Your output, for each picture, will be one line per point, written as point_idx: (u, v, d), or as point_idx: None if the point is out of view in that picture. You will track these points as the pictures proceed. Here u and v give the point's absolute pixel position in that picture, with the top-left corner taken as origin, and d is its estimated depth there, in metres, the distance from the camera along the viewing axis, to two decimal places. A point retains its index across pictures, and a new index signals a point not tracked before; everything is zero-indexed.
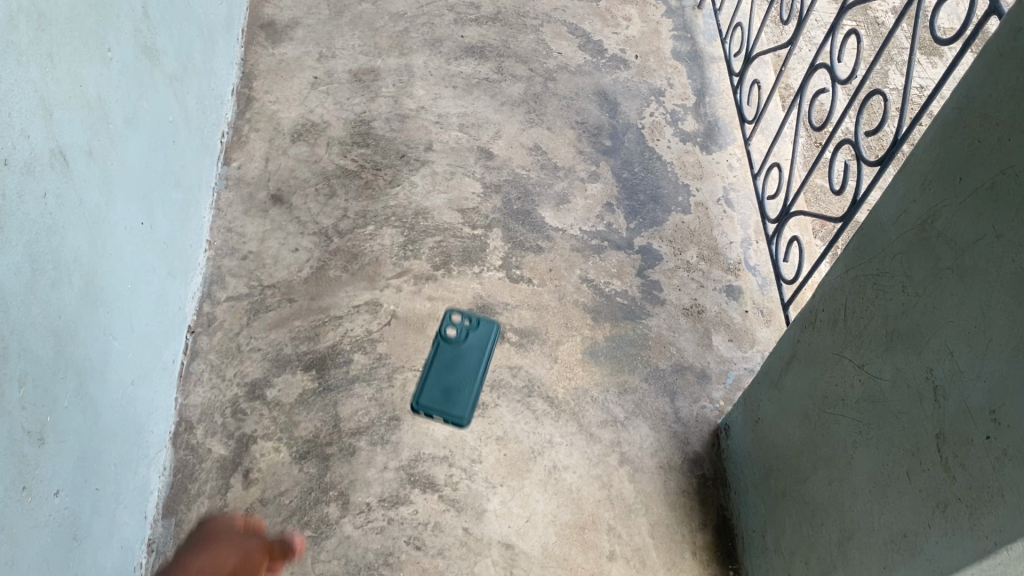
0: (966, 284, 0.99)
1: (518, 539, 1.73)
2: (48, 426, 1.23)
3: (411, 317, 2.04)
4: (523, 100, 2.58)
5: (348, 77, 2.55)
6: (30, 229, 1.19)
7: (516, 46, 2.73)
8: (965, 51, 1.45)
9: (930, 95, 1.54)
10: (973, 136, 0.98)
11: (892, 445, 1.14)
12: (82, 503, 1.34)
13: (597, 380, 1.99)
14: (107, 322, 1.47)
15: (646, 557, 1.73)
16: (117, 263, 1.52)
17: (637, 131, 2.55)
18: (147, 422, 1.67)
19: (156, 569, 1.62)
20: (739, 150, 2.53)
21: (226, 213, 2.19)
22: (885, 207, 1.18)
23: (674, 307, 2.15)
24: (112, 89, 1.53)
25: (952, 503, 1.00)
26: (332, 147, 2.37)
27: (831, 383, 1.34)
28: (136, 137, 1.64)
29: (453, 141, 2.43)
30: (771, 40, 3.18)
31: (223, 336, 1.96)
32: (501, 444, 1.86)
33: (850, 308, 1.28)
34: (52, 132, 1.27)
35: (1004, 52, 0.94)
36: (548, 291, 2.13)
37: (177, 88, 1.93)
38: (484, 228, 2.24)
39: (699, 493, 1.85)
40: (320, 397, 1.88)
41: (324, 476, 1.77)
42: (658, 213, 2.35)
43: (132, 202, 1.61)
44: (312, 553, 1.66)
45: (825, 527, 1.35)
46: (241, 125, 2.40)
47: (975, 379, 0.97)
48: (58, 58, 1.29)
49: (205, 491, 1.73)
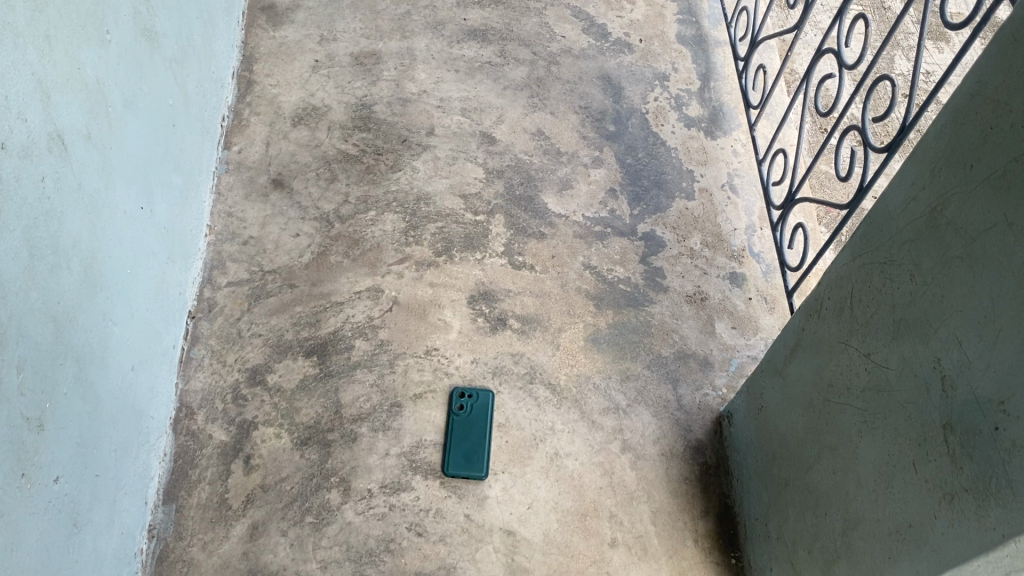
0: (976, 273, 0.98)
1: (519, 526, 1.73)
2: (48, 412, 1.23)
3: (413, 303, 2.03)
4: (526, 84, 2.55)
5: (349, 60, 2.52)
6: (28, 214, 1.18)
7: (519, 29, 2.69)
8: (974, 37, 1.42)
9: (938, 82, 1.51)
10: (984, 123, 0.96)
11: (898, 435, 1.13)
12: (82, 489, 1.34)
13: (599, 367, 1.98)
14: (106, 307, 1.46)
15: (648, 544, 1.73)
16: (116, 247, 1.51)
17: (641, 116, 2.52)
18: (147, 408, 1.66)
19: (156, 555, 1.63)
20: (744, 135, 2.50)
21: (227, 198, 2.17)
22: (894, 195, 1.17)
23: (677, 294, 2.14)
24: (111, 72, 1.51)
25: (959, 494, 0.99)
26: (333, 131, 2.35)
27: (836, 372, 1.33)
28: (135, 121, 1.62)
29: (455, 126, 2.41)
30: (777, 24, 3.14)
31: (223, 321, 1.95)
32: (503, 431, 1.85)
33: (856, 296, 1.27)
34: (50, 115, 1.25)
35: (1018, 37, 0.92)
36: (550, 278, 2.12)
37: (177, 71, 1.91)
38: (486, 214, 2.22)
39: (701, 481, 1.84)
40: (321, 383, 1.88)
41: (326, 462, 1.76)
42: (661, 199, 2.33)
43: (131, 186, 1.60)
44: (313, 540, 1.66)
45: (829, 517, 1.35)
46: (241, 109, 2.37)
47: (983, 370, 0.95)
48: (55, 39, 1.27)
49: (206, 477, 1.72)
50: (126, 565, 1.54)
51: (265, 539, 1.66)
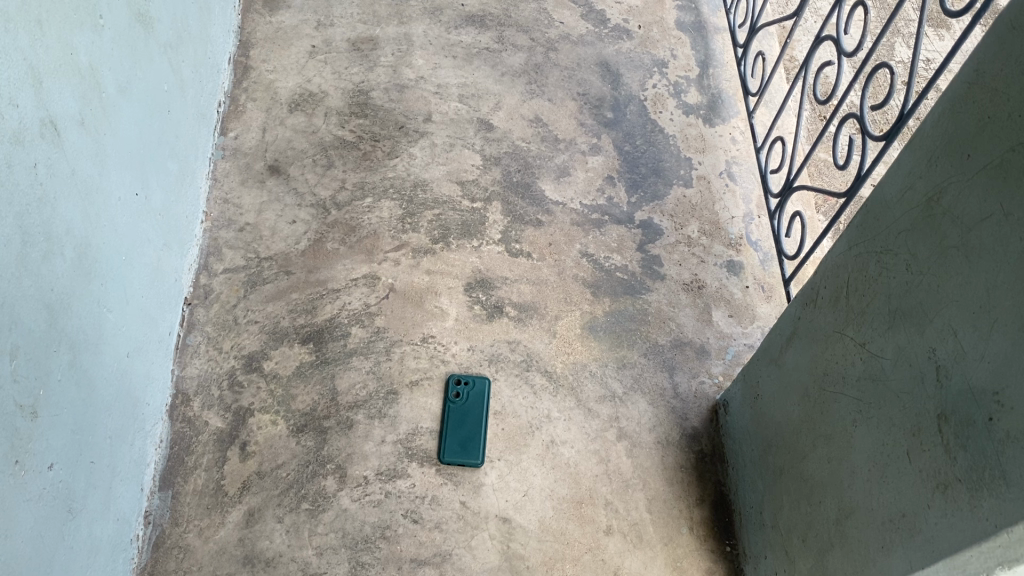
0: (972, 263, 0.97)
1: (514, 513, 1.73)
2: (42, 399, 1.23)
3: (409, 291, 2.03)
4: (523, 70, 2.53)
5: (346, 45, 2.50)
6: (20, 201, 1.17)
7: (517, 15, 2.67)
8: (974, 23, 1.40)
9: (938, 69, 1.49)
10: (982, 112, 0.95)
11: (892, 425, 1.13)
12: (77, 476, 1.35)
13: (596, 355, 1.98)
14: (101, 294, 1.45)
15: (644, 532, 1.74)
16: (111, 233, 1.50)
17: (639, 103, 2.50)
18: (143, 395, 1.66)
19: (153, 541, 1.63)
20: (742, 123, 2.48)
21: (222, 184, 2.16)
22: (890, 183, 1.16)
23: (675, 282, 2.14)
24: (105, 58, 1.50)
25: (953, 485, 0.99)
26: (330, 117, 2.33)
27: (832, 360, 1.33)
28: (129, 106, 1.61)
29: (453, 112, 2.39)
30: (777, 11, 3.11)
31: (220, 308, 1.94)
32: (499, 418, 1.85)
33: (852, 285, 1.26)
34: (42, 101, 1.24)
35: (1016, 25, 0.91)
36: (547, 266, 2.11)
37: (172, 56, 1.89)
38: (484, 201, 2.21)
39: (697, 469, 1.85)
40: (318, 369, 1.88)
41: (322, 450, 1.77)
42: (659, 187, 2.32)
43: (126, 172, 1.59)
44: (309, 527, 1.67)
45: (823, 505, 1.35)
46: (237, 95, 2.35)
47: (978, 360, 0.95)
48: (48, 23, 1.26)
49: (202, 464, 1.72)
50: (121, 552, 1.55)
51: (261, 527, 1.66)
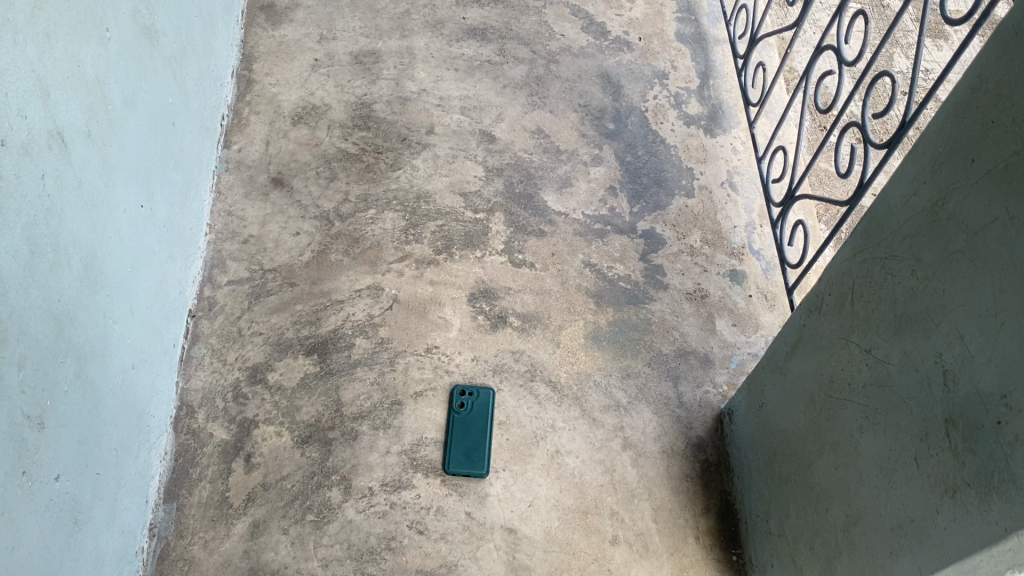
0: (977, 268, 0.98)
1: (521, 524, 1.73)
2: (49, 410, 1.23)
3: (413, 301, 2.03)
4: (525, 82, 2.54)
5: (349, 59, 2.52)
6: (28, 211, 1.17)
7: (518, 28, 2.69)
8: (973, 35, 1.39)
9: (937, 79, 1.48)
10: (986, 117, 0.96)
11: (900, 430, 1.13)
12: (83, 488, 1.34)
13: (599, 364, 1.98)
14: (106, 305, 1.45)
15: (650, 541, 1.73)
16: (116, 245, 1.50)
17: (640, 114, 2.52)
18: (147, 407, 1.66)
19: (157, 553, 1.62)
20: (743, 133, 2.50)
21: (227, 197, 2.17)
22: (894, 190, 1.17)
23: (677, 291, 2.14)
24: (111, 71, 1.51)
25: (962, 488, 0.99)
26: (333, 130, 2.34)
27: (837, 367, 1.33)
28: (136, 120, 1.62)
29: (455, 124, 2.41)
30: (776, 22, 3.14)
31: (224, 320, 1.95)
32: (503, 428, 1.85)
33: (857, 292, 1.27)
34: (50, 113, 1.25)
35: (1019, 30, 0.92)
36: (550, 276, 2.12)
37: (176, 69, 1.90)
38: (486, 212, 2.22)
39: (702, 478, 1.84)
40: (322, 380, 1.88)
41: (326, 461, 1.76)
42: (661, 197, 2.32)
43: (131, 185, 1.59)
44: (314, 538, 1.66)
45: (830, 512, 1.35)
46: (241, 108, 2.37)
47: (985, 364, 0.95)
48: (56, 36, 1.27)
49: (206, 476, 1.72)
50: (126, 564, 1.54)
51: (266, 538, 1.66)
